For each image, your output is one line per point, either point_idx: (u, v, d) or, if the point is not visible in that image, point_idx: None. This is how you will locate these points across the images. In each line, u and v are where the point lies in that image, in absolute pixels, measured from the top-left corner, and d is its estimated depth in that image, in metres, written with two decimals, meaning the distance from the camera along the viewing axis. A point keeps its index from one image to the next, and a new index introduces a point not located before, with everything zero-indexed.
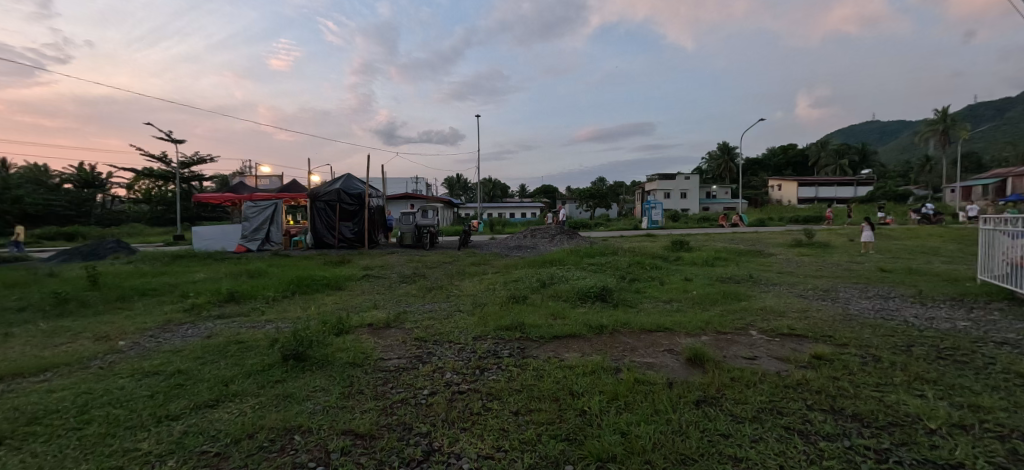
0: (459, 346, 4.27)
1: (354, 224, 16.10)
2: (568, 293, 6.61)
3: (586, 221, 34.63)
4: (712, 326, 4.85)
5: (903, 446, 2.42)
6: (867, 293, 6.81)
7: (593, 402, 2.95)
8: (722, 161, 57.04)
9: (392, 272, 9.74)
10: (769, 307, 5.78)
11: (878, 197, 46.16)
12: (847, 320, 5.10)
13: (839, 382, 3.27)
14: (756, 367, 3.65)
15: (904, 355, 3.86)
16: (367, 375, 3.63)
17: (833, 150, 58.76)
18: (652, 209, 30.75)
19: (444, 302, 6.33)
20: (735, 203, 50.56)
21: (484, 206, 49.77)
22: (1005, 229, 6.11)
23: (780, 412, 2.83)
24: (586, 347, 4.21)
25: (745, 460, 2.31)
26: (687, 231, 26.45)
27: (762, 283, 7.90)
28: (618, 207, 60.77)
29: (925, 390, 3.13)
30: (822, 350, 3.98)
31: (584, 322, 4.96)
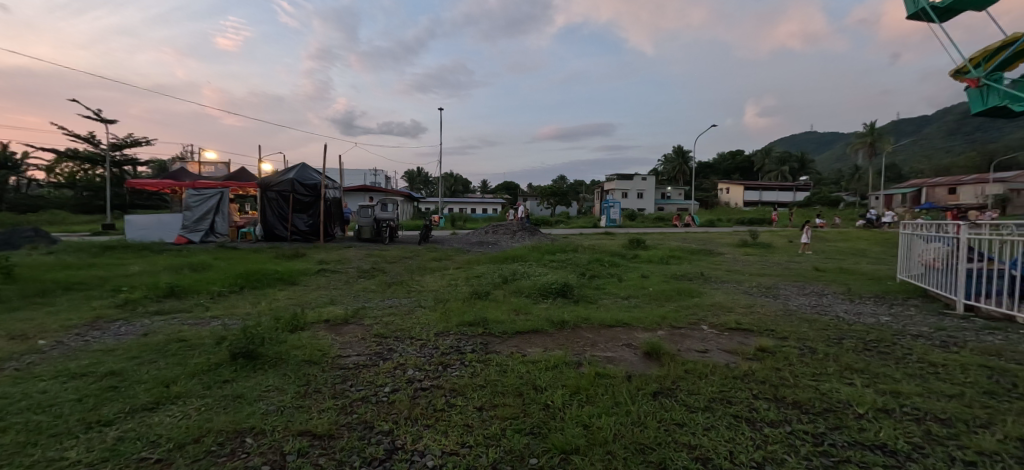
0: (421, 342, 4.23)
1: (309, 217, 15.50)
2: (530, 289, 6.70)
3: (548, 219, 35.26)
4: (667, 321, 5.10)
5: (836, 429, 2.67)
6: (804, 290, 7.39)
7: (555, 396, 3.02)
8: (677, 165, 59.87)
9: (349, 267, 9.47)
10: (719, 303, 6.15)
11: (814, 203, 49.86)
12: (788, 315, 5.52)
13: (781, 373, 3.55)
14: (708, 360, 3.88)
15: (836, 347, 4.23)
16: (324, 374, 3.52)
17: (775, 157, 62.91)
18: (611, 208, 31.68)
19: (405, 298, 6.24)
20: (687, 205, 53.05)
21: (444, 201, 49.21)
22: (921, 234, 6.82)
23: (729, 402, 3.03)
24: (548, 342, 4.30)
25: (699, 447, 2.45)
26: (646, 230, 27.96)
27: (712, 280, 8.39)
28: (577, 205, 62.21)
29: (853, 379, 3.45)
30: (765, 343, 4.28)
31: (546, 317, 5.07)
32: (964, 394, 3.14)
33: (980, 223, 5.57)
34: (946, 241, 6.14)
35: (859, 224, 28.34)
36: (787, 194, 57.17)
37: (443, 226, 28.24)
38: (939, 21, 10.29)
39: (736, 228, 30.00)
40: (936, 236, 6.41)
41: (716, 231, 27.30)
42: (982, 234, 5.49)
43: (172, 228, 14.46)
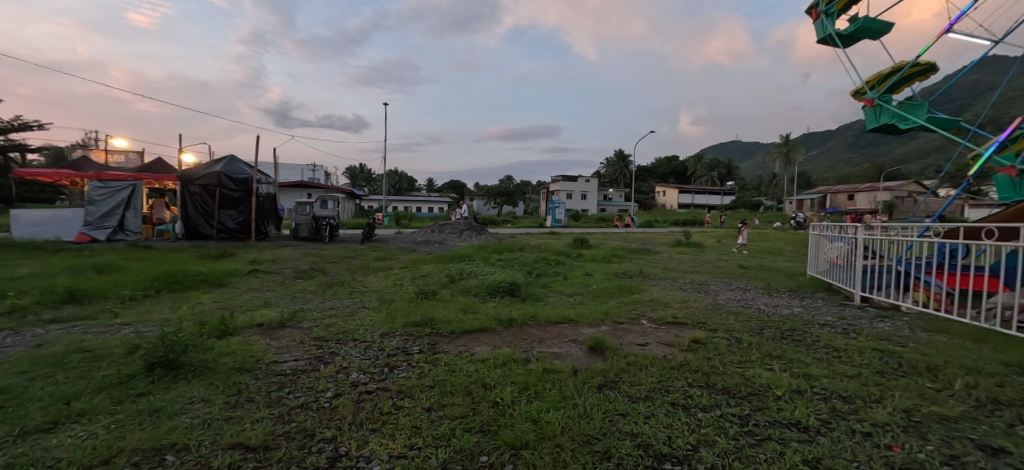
0: (366, 344, 4.08)
1: (238, 213, 14.46)
2: (477, 288, 6.72)
3: (495, 218, 35.50)
4: (610, 317, 5.34)
5: (758, 411, 2.94)
6: (730, 286, 8.03)
7: (505, 392, 3.01)
8: (620, 168, 62.47)
9: (284, 267, 8.96)
10: (657, 299, 6.51)
11: (738, 206, 54.03)
12: (717, 309, 5.99)
13: (712, 362, 3.84)
14: (648, 352, 4.11)
15: (758, 336, 4.66)
16: (258, 381, 3.25)
17: (706, 163, 67.49)
18: (555, 208, 32.37)
19: (346, 298, 6.03)
20: (626, 207, 55.47)
21: (388, 199, 47.83)
22: (827, 235, 7.67)
23: (667, 391, 3.22)
24: (496, 340, 4.34)
25: (640, 434, 2.57)
26: (591, 229, 29.61)
27: (650, 278, 8.86)
28: (523, 205, 62.95)
29: (773, 364, 3.81)
30: (698, 335, 4.62)
31: (495, 316, 5.13)
32: (862, 375, 3.58)
33: (873, 225, 6.38)
34: (846, 241, 6.95)
35: (777, 225, 31.13)
36: (714, 197, 61.46)
37: (386, 225, 27.44)
38: (842, 47, 11.62)
39: (672, 229, 31.77)
40: (838, 236, 7.25)
41: (654, 231, 28.84)
42: (874, 234, 6.28)
43: (72, 226, 12.97)
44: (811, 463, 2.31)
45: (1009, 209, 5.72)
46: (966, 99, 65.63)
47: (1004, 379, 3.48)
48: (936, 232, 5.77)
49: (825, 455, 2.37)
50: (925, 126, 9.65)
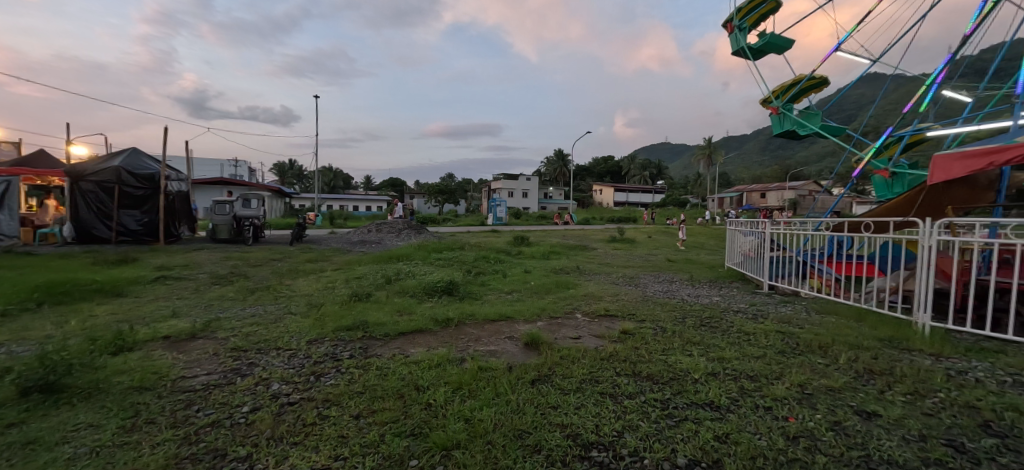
0: (290, 352, 3.87)
1: (142, 213, 13.13)
2: (415, 288, 6.59)
3: (437, 217, 35.11)
4: (546, 312, 5.48)
5: (678, 394, 3.15)
6: (658, 279, 8.53)
7: (438, 393, 2.98)
8: (559, 166, 63.87)
9: (200, 273, 8.26)
10: (592, 293, 6.78)
11: (667, 203, 57.33)
12: (646, 301, 6.33)
13: (639, 351, 4.07)
14: (581, 345, 4.27)
15: (681, 324, 5.00)
16: (162, 400, 2.96)
17: (638, 164, 70.95)
18: (496, 206, 32.56)
19: (270, 304, 5.67)
20: (564, 205, 57.07)
21: (320, 198, 45.39)
22: (741, 230, 8.38)
23: (597, 381, 3.37)
24: (431, 341, 4.29)
25: (570, 425, 2.66)
26: (530, 227, 30.06)
27: (586, 273, 9.18)
28: (464, 203, 62.62)
29: (692, 350, 4.10)
30: (627, 326, 4.87)
31: (431, 316, 5.06)
32: (766, 355, 3.96)
33: (778, 220, 7.07)
34: (756, 235, 7.65)
35: (702, 220, 33.39)
36: (645, 196, 64.73)
37: (319, 225, 26.08)
38: (753, 59, 12.69)
39: (608, 226, 33.00)
40: (750, 231, 7.94)
41: (592, 228, 29.80)
42: (778, 228, 6.96)
43: None
44: (720, 439, 2.52)
45: (882, 205, 6.57)
46: (855, 108, 74.21)
47: (878, 352, 4.00)
48: (827, 226, 6.50)
49: (733, 430, 2.60)
50: (819, 132, 10.84)
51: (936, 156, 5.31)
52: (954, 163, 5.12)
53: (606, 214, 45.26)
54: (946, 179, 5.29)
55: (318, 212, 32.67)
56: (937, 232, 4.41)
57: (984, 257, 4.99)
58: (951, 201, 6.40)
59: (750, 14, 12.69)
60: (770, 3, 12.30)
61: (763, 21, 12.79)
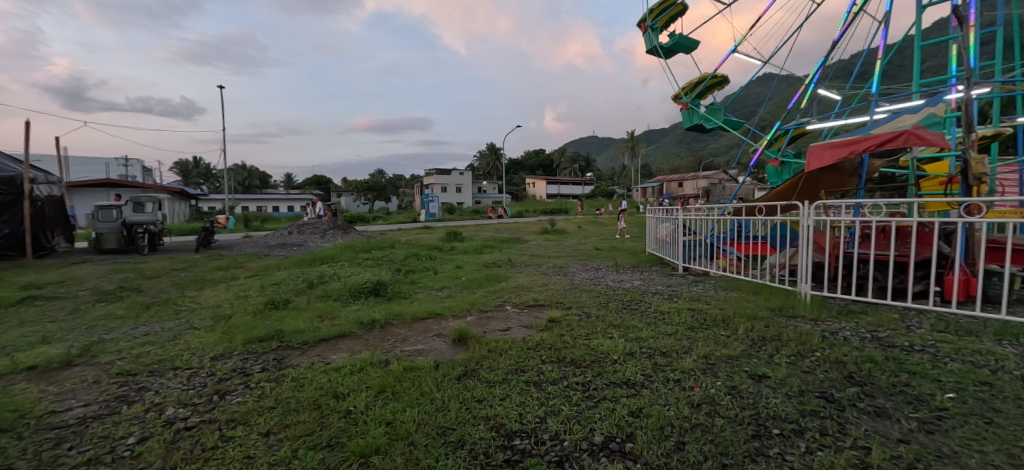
0: (191, 372, 3.53)
1: (2, 224, 11.19)
2: (339, 291, 6.29)
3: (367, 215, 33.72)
4: (476, 306, 5.50)
5: (599, 376, 3.31)
6: (586, 267, 8.89)
7: (359, 399, 2.88)
8: (489, 160, 63.96)
9: (83, 290, 7.25)
10: (522, 285, 6.91)
11: (595, 194, 59.64)
12: (574, 289, 6.57)
13: (564, 338, 4.22)
14: (509, 337, 4.35)
15: (605, 309, 5.27)
16: (24, 442, 2.57)
17: (566, 156, 73.04)
18: (429, 202, 31.96)
19: (169, 320, 5.12)
20: (497, 198, 57.32)
21: (232, 199, 41.60)
22: (658, 217, 8.95)
23: (523, 371, 3.44)
24: (355, 345, 4.13)
25: (494, 416, 2.70)
26: (465, 221, 29.87)
27: (518, 265, 9.33)
28: (395, 199, 60.73)
29: (613, 333, 4.34)
30: (554, 314, 5.03)
31: (356, 319, 4.86)
32: (678, 331, 4.29)
33: (689, 206, 7.63)
34: (671, 221, 8.21)
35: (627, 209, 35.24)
36: (574, 187, 66.91)
37: (233, 229, 23.91)
38: (664, 57, 13.54)
39: (540, 218, 33.72)
40: (666, 218, 8.51)
41: (526, 220, 30.11)
42: (689, 214, 7.53)
43: None
44: (635, 414, 2.69)
45: (773, 191, 7.34)
46: (753, 104, 81.93)
47: (770, 321, 4.50)
48: (730, 211, 7.17)
49: (646, 404, 2.79)
50: (721, 126, 11.86)
51: (811, 147, 6.04)
52: (825, 152, 5.85)
53: (538, 206, 45.99)
54: (819, 168, 6.02)
55: (232, 215, 29.97)
56: (814, 213, 5.02)
57: (851, 232, 5.77)
58: (825, 186, 7.32)
59: (661, 15, 13.52)
60: (677, 5, 13.19)
61: (672, 22, 13.69)
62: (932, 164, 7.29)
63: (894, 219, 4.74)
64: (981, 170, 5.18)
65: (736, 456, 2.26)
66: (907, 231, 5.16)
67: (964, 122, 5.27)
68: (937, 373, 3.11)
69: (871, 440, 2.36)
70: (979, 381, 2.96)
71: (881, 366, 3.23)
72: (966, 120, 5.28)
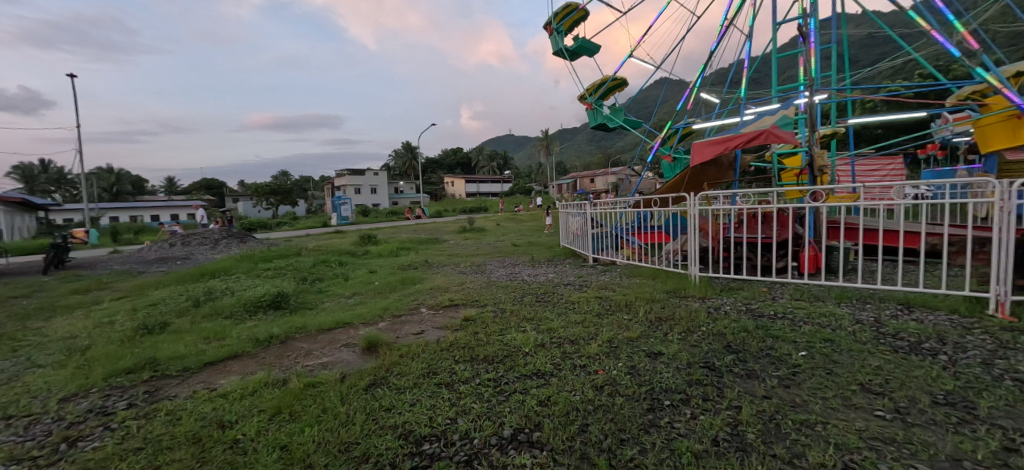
0: (31, 419, 2.97)
1: None
2: (231, 307, 5.70)
3: (272, 222, 30.99)
4: (388, 312, 5.30)
5: (510, 370, 3.37)
6: (503, 263, 9.01)
7: (250, 425, 2.64)
8: (402, 159, 62.18)
9: None
10: (438, 286, 6.80)
11: (512, 191, 60.61)
12: (491, 286, 6.61)
13: (478, 335, 4.23)
14: (422, 340, 4.25)
15: (520, 303, 5.37)
16: None
17: (484, 155, 73.22)
18: (341, 205, 30.17)
19: (4, 359, 4.26)
20: (414, 198, 55.92)
21: (97, 209, 35.76)
22: (569, 211, 9.34)
23: (435, 373, 3.38)
24: (249, 365, 3.77)
25: (403, 424, 2.62)
26: (382, 224, 28.77)
27: (434, 266, 9.17)
28: (302, 203, 56.53)
29: (526, 326, 4.45)
30: (469, 313, 5.01)
31: (250, 337, 4.43)
32: (586, 319, 4.51)
33: (596, 200, 8.04)
34: (581, 215, 8.60)
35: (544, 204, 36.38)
36: (491, 185, 67.49)
37: (102, 244, 20.61)
38: (569, 59, 14.11)
39: (460, 217, 33.64)
40: (576, 212, 8.89)
41: (446, 220, 29.70)
42: (596, 208, 7.93)
43: None
44: (543, 403, 2.78)
45: (665, 184, 7.99)
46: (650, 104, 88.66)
47: (665, 302, 4.92)
48: (632, 204, 7.69)
49: (553, 393, 2.89)
50: (621, 125, 12.67)
51: (695, 144, 6.67)
52: (706, 148, 6.50)
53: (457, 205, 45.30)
54: (701, 162, 6.67)
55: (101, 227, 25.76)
56: (697, 203, 5.57)
57: (729, 218, 6.50)
58: (708, 179, 8.13)
59: (564, 19, 14.07)
60: (580, 10, 13.80)
61: (575, 26, 14.30)
62: (790, 158, 8.41)
63: (760, 205, 5.40)
64: (823, 163, 6.10)
65: (632, 430, 2.43)
66: (771, 215, 5.92)
67: (808, 123, 6.16)
68: (794, 335, 3.61)
69: (742, 400, 2.67)
70: (825, 339, 3.50)
71: (752, 334, 3.68)
72: (811, 121, 6.15)
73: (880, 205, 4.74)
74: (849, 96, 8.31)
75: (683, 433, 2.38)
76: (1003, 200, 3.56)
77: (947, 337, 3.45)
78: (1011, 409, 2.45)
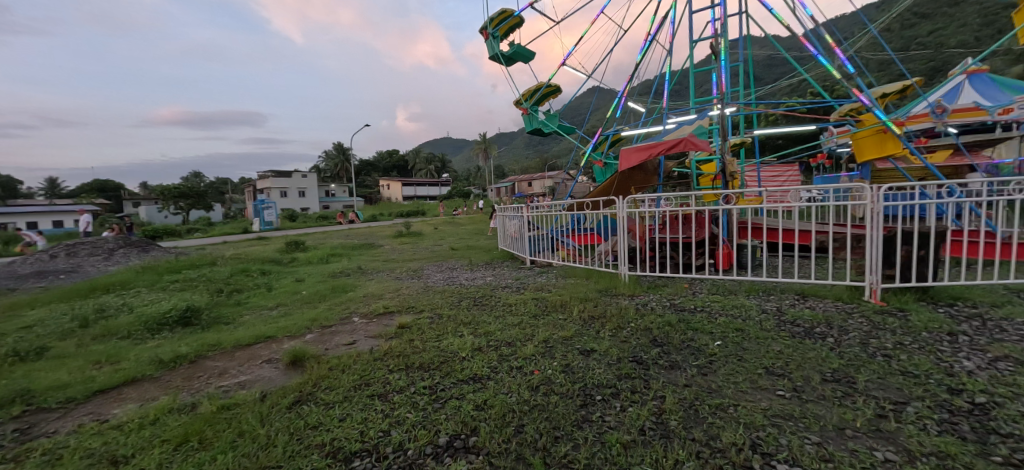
0: None
1: None
2: (130, 326, 5.12)
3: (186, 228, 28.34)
4: (317, 322, 5.02)
5: (447, 376, 3.33)
6: (440, 268, 8.90)
7: (150, 459, 2.39)
8: (333, 160, 59.39)
9: None
10: (371, 293, 6.56)
11: (451, 195, 60.07)
12: (428, 291, 6.50)
13: (414, 343, 4.13)
14: (353, 350, 4.08)
15: (457, 308, 5.32)
16: None
17: (423, 158, 71.85)
18: (265, 209, 28.22)
19: None
20: (349, 202, 53.87)
21: None
22: (506, 214, 9.43)
23: (368, 384, 3.26)
24: (151, 390, 3.42)
25: (333, 440, 2.52)
26: (312, 229, 27.32)
27: (368, 272, 8.86)
28: (221, 208, 52.17)
29: (464, 330, 4.42)
30: (405, 320, 4.88)
31: (152, 358, 4.01)
32: (522, 321, 4.56)
33: (532, 203, 8.18)
34: (518, 218, 8.71)
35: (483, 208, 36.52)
36: (430, 189, 66.51)
37: None
38: (505, 65, 14.27)
39: (397, 221, 32.82)
40: (513, 215, 9.00)
41: (384, 224, 28.86)
42: (532, 212, 8.07)
43: None
44: (479, 407, 2.78)
45: (597, 189, 8.32)
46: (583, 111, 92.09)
47: (597, 301, 5.11)
48: (566, 207, 7.92)
49: (490, 396, 2.90)
50: (554, 131, 13.01)
51: (623, 150, 7.02)
52: (632, 154, 6.86)
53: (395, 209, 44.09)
54: (629, 168, 7.04)
55: None
56: (624, 206, 5.86)
57: (654, 219, 6.88)
58: (635, 184, 8.57)
59: (500, 25, 14.21)
60: (515, 17, 14.00)
61: (511, 32, 14.50)
62: (706, 165, 9.09)
63: (680, 207, 5.78)
64: (732, 170, 6.65)
65: (566, 427, 2.50)
66: (690, 217, 6.37)
67: (721, 133, 6.71)
68: (711, 327, 3.90)
69: (666, 390, 2.83)
70: (736, 329, 3.81)
71: (674, 327, 3.92)
72: (723, 131, 6.70)
73: (781, 206, 5.27)
74: (755, 109, 9.14)
75: (613, 426, 2.49)
76: (873, 203, 4.09)
77: (834, 321, 3.90)
78: (883, 381, 2.82)
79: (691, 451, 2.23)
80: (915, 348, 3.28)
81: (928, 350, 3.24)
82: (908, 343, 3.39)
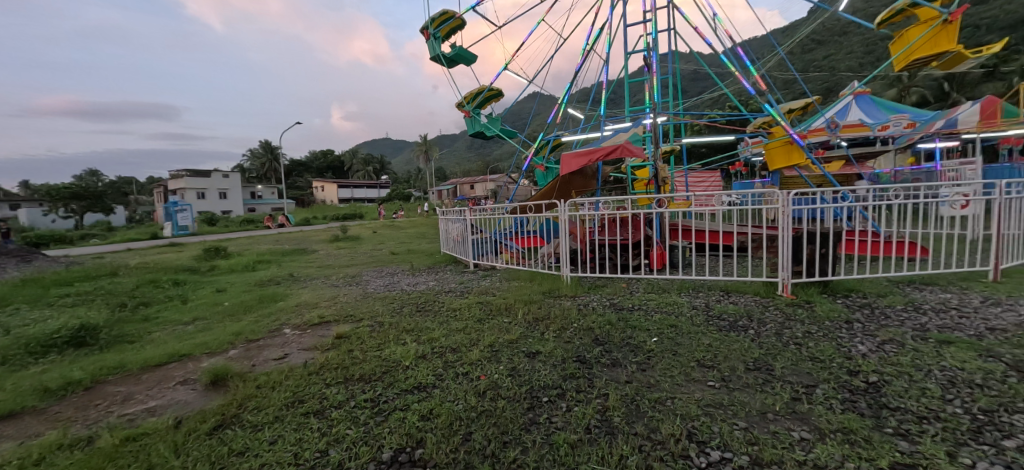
0: None
1: None
2: (8, 350, 4.40)
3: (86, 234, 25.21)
4: (243, 336, 4.60)
5: (389, 387, 3.16)
6: (381, 273, 8.56)
7: None
8: (260, 160, 55.61)
9: None
10: (305, 302, 6.15)
11: (391, 198, 58.43)
12: (367, 298, 6.20)
13: (353, 353, 3.89)
14: (284, 365, 3.77)
15: (399, 315, 5.11)
16: None
17: (360, 160, 69.42)
18: (181, 213, 25.84)
19: None
20: (280, 204, 50.79)
21: None
22: (449, 217, 9.24)
23: (302, 401, 3.01)
24: (36, 424, 2.93)
25: (262, 466, 2.28)
26: (238, 234, 25.38)
27: (301, 280, 8.32)
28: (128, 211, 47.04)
29: (406, 338, 4.24)
30: (342, 330, 4.59)
31: (36, 386, 3.46)
32: (467, 326, 4.45)
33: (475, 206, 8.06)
34: (461, 221, 8.56)
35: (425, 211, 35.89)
36: (368, 191, 64.32)
37: None
38: (446, 66, 14.07)
39: (334, 224, 31.40)
40: (455, 218, 8.83)
41: (319, 228, 27.46)
42: (475, 215, 7.97)
43: None
44: (424, 417, 2.65)
45: (538, 192, 8.38)
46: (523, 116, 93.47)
47: (541, 303, 5.11)
48: (508, 210, 7.90)
49: (435, 405, 2.77)
50: (496, 134, 13.01)
51: (563, 155, 7.11)
52: (572, 160, 6.98)
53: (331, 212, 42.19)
54: (570, 173, 7.14)
55: None
56: (565, 209, 5.92)
57: (593, 222, 7.03)
58: (575, 188, 8.74)
59: (441, 26, 13.99)
60: (456, 19, 13.85)
61: (452, 34, 14.33)
62: (639, 170, 9.47)
63: (617, 210, 5.95)
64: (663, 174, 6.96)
65: (514, 431, 2.44)
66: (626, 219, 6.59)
67: (653, 140, 7.01)
68: (648, 324, 4.02)
69: (609, 387, 2.86)
70: (671, 325, 3.95)
71: (615, 326, 4.00)
72: (655, 138, 7.00)
73: (707, 210, 5.57)
74: (682, 119, 9.66)
75: (560, 426, 2.46)
76: (784, 206, 4.42)
77: (757, 315, 4.18)
78: (795, 367, 3.03)
79: (635, 445, 2.25)
80: (821, 335, 3.58)
81: (831, 337, 3.54)
82: (815, 331, 3.70)
